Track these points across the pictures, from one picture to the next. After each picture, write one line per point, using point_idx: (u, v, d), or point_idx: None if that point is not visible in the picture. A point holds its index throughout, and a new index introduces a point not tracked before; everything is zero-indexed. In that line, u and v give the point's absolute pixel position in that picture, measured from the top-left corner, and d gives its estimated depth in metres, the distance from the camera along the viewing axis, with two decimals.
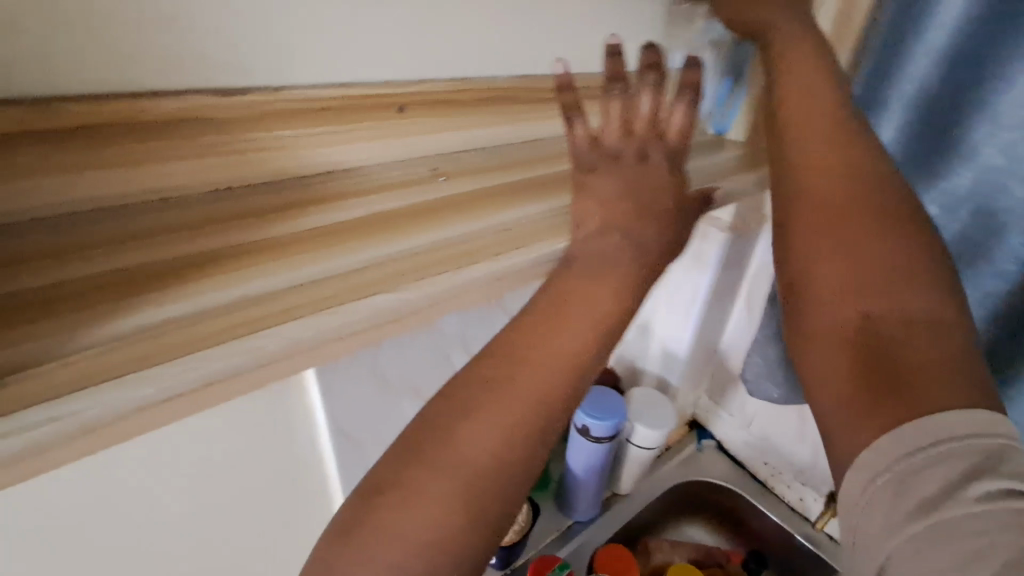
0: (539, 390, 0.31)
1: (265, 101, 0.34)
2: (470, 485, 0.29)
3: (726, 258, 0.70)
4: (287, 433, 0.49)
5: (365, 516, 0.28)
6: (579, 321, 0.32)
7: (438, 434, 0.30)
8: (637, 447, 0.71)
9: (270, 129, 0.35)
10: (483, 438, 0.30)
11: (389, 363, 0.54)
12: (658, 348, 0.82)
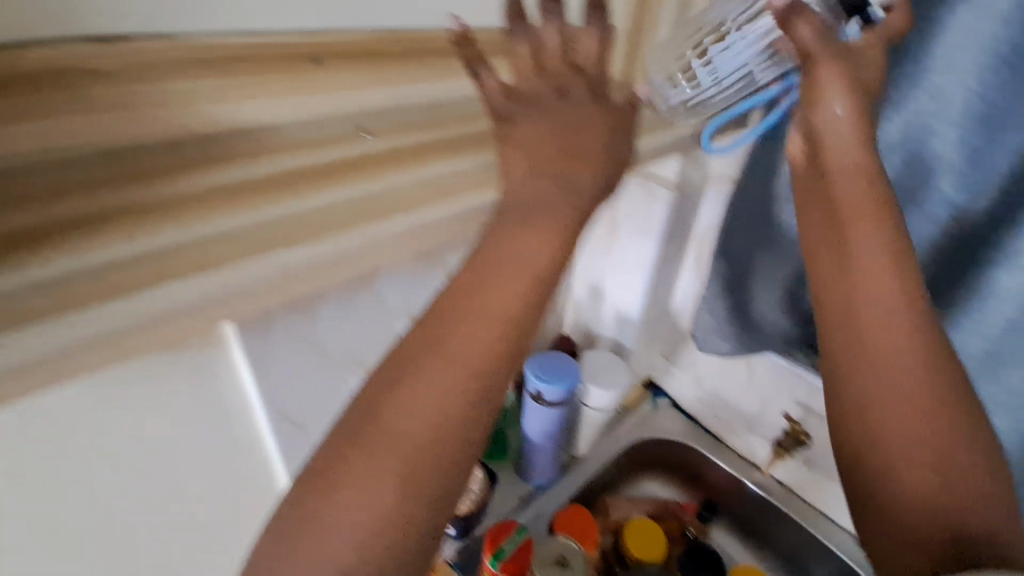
0: (480, 356, 0.30)
1: (156, 48, 0.30)
2: (405, 462, 0.28)
3: (673, 216, 0.70)
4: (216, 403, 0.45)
5: (307, 497, 0.28)
6: (505, 277, 0.31)
7: (371, 414, 0.29)
8: (592, 409, 0.71)
9: (164, 78, 0.31)
10: (417, 412, 0.29)
11: (329, 337, 0.52)
12: (611, 311, 0.82)
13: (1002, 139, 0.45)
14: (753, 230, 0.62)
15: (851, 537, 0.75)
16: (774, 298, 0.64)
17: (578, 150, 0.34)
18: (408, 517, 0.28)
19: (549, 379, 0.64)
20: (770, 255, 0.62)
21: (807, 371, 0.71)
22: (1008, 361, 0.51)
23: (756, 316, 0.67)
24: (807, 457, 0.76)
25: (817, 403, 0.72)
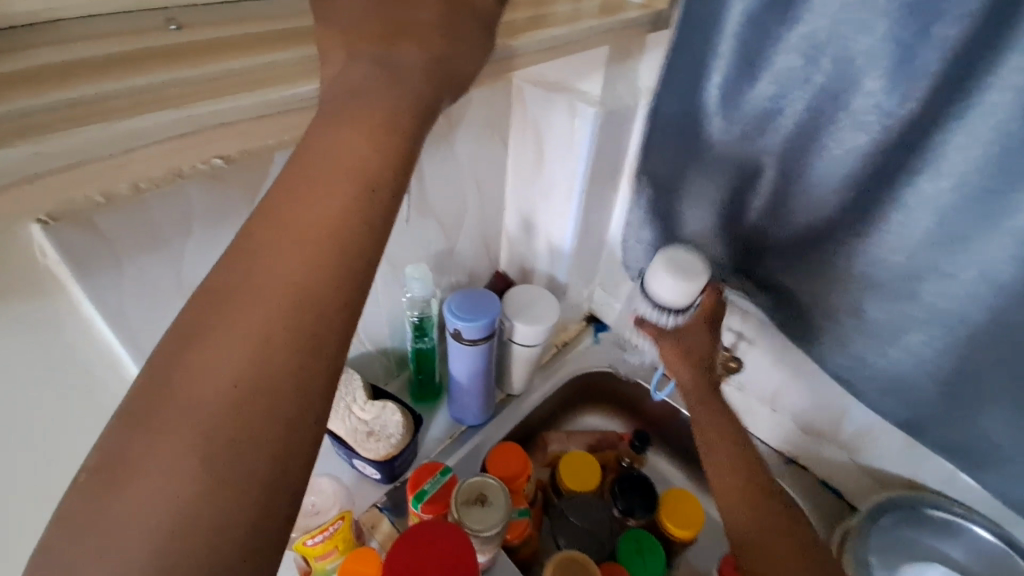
0: (308, 282, 0.27)
1: None
2: (206, 446, 0.24)
3: (600, 137, 0.64)
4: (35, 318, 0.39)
5: (90, 496, 0.23)
6: (331, 199, 0.28)
7: (163, 391, 0.25)
8: (519, 345, 0.69)
9: None
10: (218, 378, 0.25)
11: (198, 275, 0.47)
12: (544, 244, 0.78)
13: (932, 30, 0.41)
14: (683, 143, 0.60)
15: (779, 458, 0.77)
16: (704, 214, 0.63)
17: None
18: (214, 504, 0.24)
19: (468, 316, 0.61)
20: (698, 169, 0.61)
21: (738, 298, 0.68)
22: (927, 279, 0.49)
23: (687, 233, 0.66)
24: (740, 384, 0.76)
25: (750, 330, 0.71)
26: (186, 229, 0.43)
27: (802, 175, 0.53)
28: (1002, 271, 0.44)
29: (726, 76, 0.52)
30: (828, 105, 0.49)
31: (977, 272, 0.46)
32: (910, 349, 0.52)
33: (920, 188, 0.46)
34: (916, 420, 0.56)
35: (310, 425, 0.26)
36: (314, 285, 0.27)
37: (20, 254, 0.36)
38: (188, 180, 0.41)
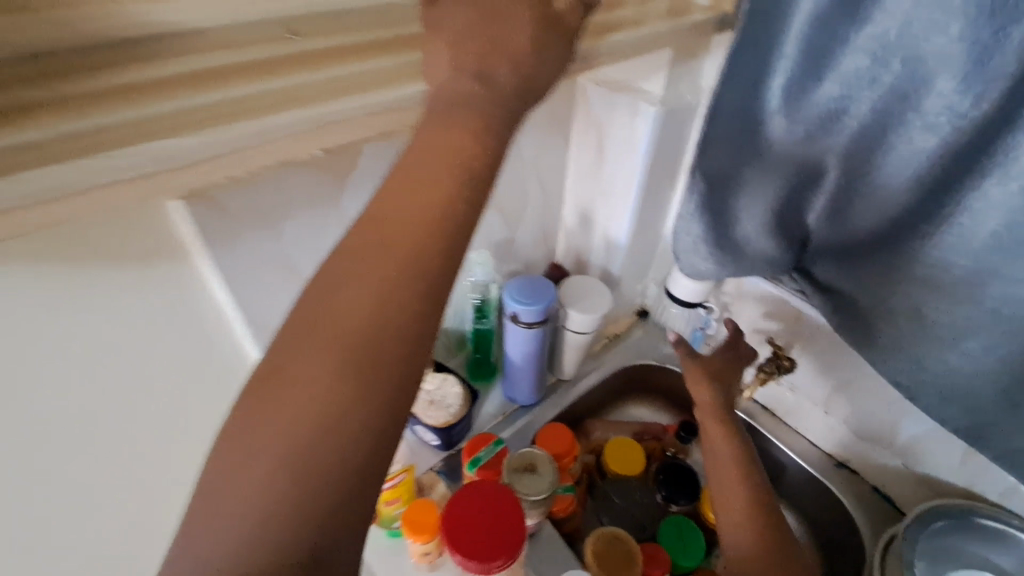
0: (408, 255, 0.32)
1: None
2: (321, 399, 0.29)
3: (660, 135, 0.66)
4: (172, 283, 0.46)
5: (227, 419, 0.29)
6: (421, 185, 0.33)
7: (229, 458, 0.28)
8: (573, 332, 0.72)
9: None
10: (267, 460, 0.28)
11: (295, 251, 0.54)
12: (600, 238, 0.81)
13: (1007, 34, 0.41)
14: (740, 145, 0.60)
15: (830, 461, 0.76)
16: (759, 220, 0.62)
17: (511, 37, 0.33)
18: (324, 446, 0.29)
19: (526, 300, 0.65)
20: (756, 170, 0.60)
21: (795, 296, 0.70)
22: (991, 282, 0.48)
23: (741, 237, 0.65)
24: (793, 385, 0.75)
25: (806, 329, 0.71)
26: (288, 210, 0.51)
27: (866, 177, 0.53)
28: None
29: (789, 77, 0.53)
30: (896, 106, 0.49)
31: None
32: (971, 355, 0.52)
33: (986, 194, 0.46)
34: (973, 429, 0.55)
35: (406, 378, 0.32)
36: (413, 259, 0.32)
37: (168, 224, 0.44)
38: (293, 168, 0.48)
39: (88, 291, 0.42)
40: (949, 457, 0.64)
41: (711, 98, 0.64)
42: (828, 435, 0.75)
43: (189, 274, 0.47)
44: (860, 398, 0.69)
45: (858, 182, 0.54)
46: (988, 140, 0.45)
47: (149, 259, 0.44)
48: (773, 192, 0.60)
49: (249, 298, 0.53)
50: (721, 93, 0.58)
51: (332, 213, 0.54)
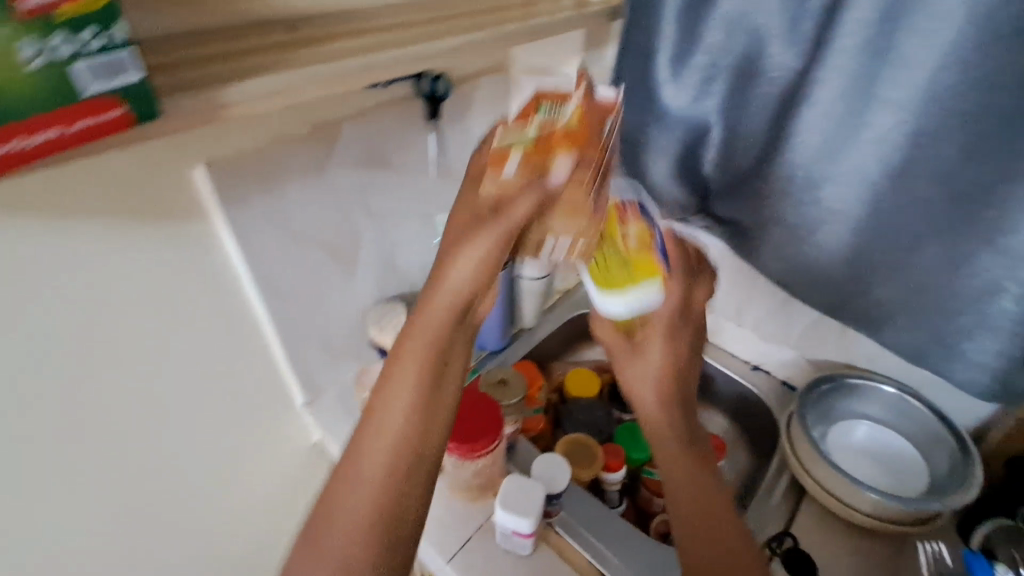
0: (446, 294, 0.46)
1: None
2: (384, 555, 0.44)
3: None
4: (182, 235, 0.58)
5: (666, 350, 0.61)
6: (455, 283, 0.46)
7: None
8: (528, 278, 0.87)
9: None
10: None
11: (292, 214, 0.65)
12: None
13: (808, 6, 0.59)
14: (646, 109, 0.75)
15: (747, 367, 0.92)
16: (667, 166, 0.78)
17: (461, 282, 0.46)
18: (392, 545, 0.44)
19: None
20: (660, 129, 0.76)
21: (702, 233, 0.87)
22: (823, 186, 0.64)
23: (654, 184, 0.81)
24: (712, 308, 0.92)
25: (715, 256, 0.87)
26: (288, 177, 0.63)
27: (740, 129, 0.70)
28: (939, 154, 0.55)
29: (671, 51, 0.70)
30: (749, 67, 0.66)
31: (871, 166, 0.59)
32: (823, 246, 0.67)
33: (873, 123, 0.58)
34: (833, 305, 0.70)
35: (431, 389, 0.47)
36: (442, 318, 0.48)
37: (189, 185, 0.57)
38: (291, 141, 0.61)
39: (119, 238, 0.54)
40: (829, 344, 0.80)
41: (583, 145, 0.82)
42: (746, 344, 0.91)
43: (206, 230, 0.60)
44: (759, 311, 0.86)
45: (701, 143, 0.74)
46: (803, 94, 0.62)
47: (173, 211, 0.57)
48: (763, 120, 0.68)
49: (253, 251, 0.64)
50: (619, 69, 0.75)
51: (320, 180, 0.66)
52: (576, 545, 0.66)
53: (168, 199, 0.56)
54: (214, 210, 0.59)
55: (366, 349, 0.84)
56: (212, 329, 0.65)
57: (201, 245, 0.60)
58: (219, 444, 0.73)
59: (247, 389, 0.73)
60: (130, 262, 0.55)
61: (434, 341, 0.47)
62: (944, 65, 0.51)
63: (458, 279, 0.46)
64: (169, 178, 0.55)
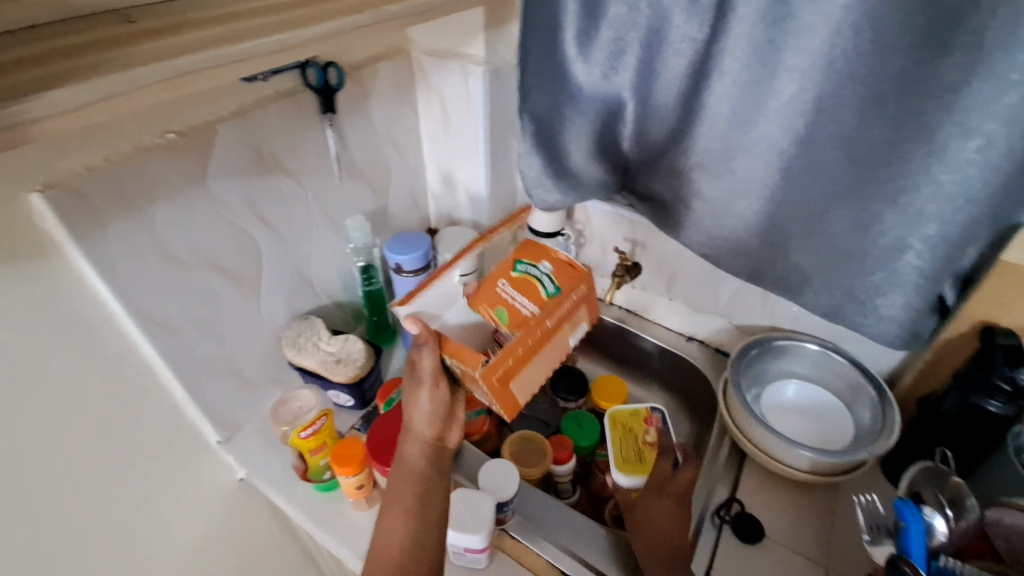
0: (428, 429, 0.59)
1: None
2: None
3: (492, 93, 0.79)
4: (30, 277, 0.49)
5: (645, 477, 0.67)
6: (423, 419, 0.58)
7: None
8: None
9: None
10: None
11: (171, 237, 0.57)
12: (463, 195, 0.91)
13: None
14: (555, 89, 0.72)
15: (682, 338, 0.93)
16: (584, 147, 0.76)
17: (433, 415, 0.58)
18: None
19: (406, 250, 0.74)
20: (574, 110, 0.73)
21: (626, 210, 0.85)
22: (736, 157, 0.64)
23: (573, 165, 0.79)
24: (643, 284, 0.92)
25: (640, 233, 0.87)
26: (157, 194, 0.54)
27: (651, 102, 0.69)
28: (840, 116, 0.56)
29: (576, 27, 0.67)
30: (654, 39, 0.64)
31: (778, 134, 0.60)
32: (742, 217, 0.67)
33: (778, 90, 0.57)
34: (756, 272, 0.71)
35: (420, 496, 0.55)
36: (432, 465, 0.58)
37: (29, 217, 0.47)
38: (154, 152, 0.53)
39: None
40: (754, 309, 0.82)
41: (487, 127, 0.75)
42: (679, 317, 0.92)
43: (61, 268, 0.51)
44: (688, 283, 0.86)
45: (616, 119, 0.73)
46: (698, 109, 0.64)
47: (12, 251, 0.47)
48: (675, 93, 0.67)
49: (127, 285, 0.55)
50: (523, 46, 0.70)
51: (202, 195, 0.58)
52: (532, 548, 0.64)
53: (2, 236, 0.46)
54: (65, 242, 0.50)
55: (286, 374, 0.77)
56: (90, 380, 0.56)
57: (58, 287, 0.51)
58: (120, 507, 0.64)
59: (145, 438, 0.64)
60: None
61: (408, 476, 0.56)
62: (837, 27, 0.52)
63: (418, 424, 0.59)
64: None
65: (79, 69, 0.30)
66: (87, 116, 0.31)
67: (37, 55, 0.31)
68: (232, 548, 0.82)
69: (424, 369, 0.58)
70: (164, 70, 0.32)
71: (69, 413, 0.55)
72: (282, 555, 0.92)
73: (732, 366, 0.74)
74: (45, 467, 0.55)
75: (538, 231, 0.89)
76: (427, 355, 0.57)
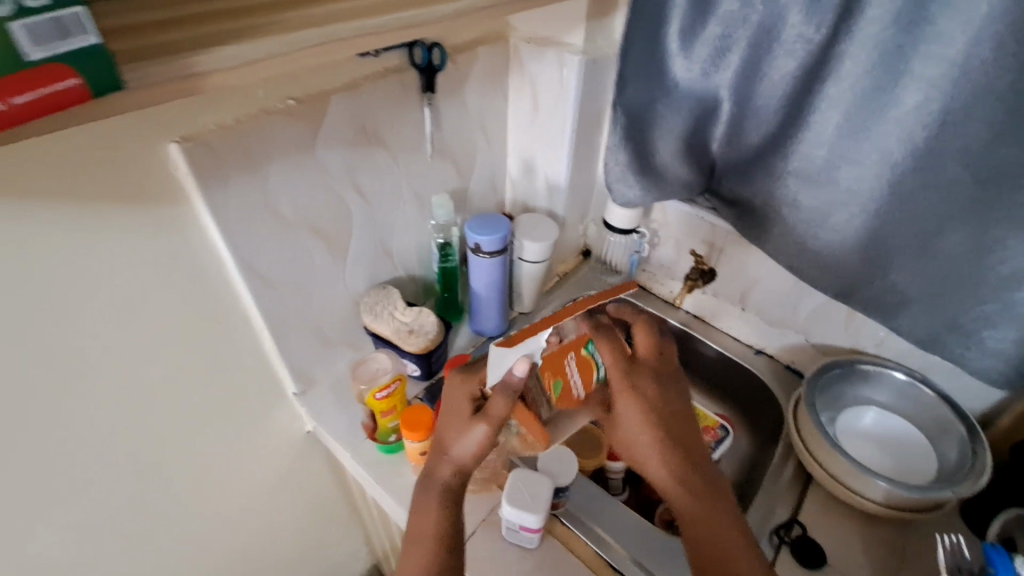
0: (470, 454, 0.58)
1: None
2: None
3: (585, 83, 0.78)
4: (160, 220, 0.54)
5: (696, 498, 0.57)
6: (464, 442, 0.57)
7: None
8: (527, 261, 0.83)
9: None
10: None
11: (279, 196, 0.61)
12: (542, 183, 0.91)
13: None
14: (652, 83, 0.71)
15: (750, 350, 0.91)
16: (674, 145, 0.75)
17: (483, 447, 0.56)
18: None
19: (486, 231, 0.75)
20: (668, 106, 0.72)
21: (708, 214, 0.83)
22: (841, 167, 0.61)
23: (660, 162, 0.78)
24: (715, 291, 0.90)
25: (720, 238, 0.85)
26: (272, 155, 0.58)
27: (752, 104, 0.66)
28: (967, 132, 0.52)
29: (683, 21, 0.65)
30: (765, 38, 0.62)
31: (893, 145, 0.57)
32: (838, 230, 0.64)
33: (900, 99, 0.54)
34: (846, 290, 0.68)
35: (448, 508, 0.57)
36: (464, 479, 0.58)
37: (165, 165, 0.52)
38: (275, 116, 0.57)
39: (91, 224, 0.49)
40: (836, 328, 0.78)
41: (577, 117, 0.75)
42: (751, 328, 0.89)
43: (186, 214, 0.55)
44: (765, 294, 0.83)
45: (712, 119, 0.71)
46: (811, 106, 0.61)
47: (148, 194, 0.52)
48: (778, 95, 0.63)
49: (238, 236, 0.59)
50: (626, 39, 0.70)
51: (309, 160, 0.62)
52: (582, 537, 0.64)
53: (143, 180, 0.51)
54: (192, 191, 0.54)
55: (360, 338, 0.80)
56: (196, 321, 0.61)
57: (182, 231, 0.56)
58: (205, 439, 0.70)
59: (233, 381, 0.69)
60: (104, 251, 0.51)
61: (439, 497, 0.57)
62: (977, 35, 0.48)
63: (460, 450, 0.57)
64: (142, 158, 0.50)
65: (248, 31, 0.33)
66: (254, 76, 0.34)
67: (212, 11, 0.34)
68: (290, 494, 0.87)
69: (492, 413, 0.54)
70: (318, 37, 0.35)
71: (176, 347, 0.61)
72: (332, 507, 0.97)
73: (808, 384, 0.71)
74: (152, 394, 0.61)
75: (614, 226, 0.88)
76: (500, 404, 0.54)
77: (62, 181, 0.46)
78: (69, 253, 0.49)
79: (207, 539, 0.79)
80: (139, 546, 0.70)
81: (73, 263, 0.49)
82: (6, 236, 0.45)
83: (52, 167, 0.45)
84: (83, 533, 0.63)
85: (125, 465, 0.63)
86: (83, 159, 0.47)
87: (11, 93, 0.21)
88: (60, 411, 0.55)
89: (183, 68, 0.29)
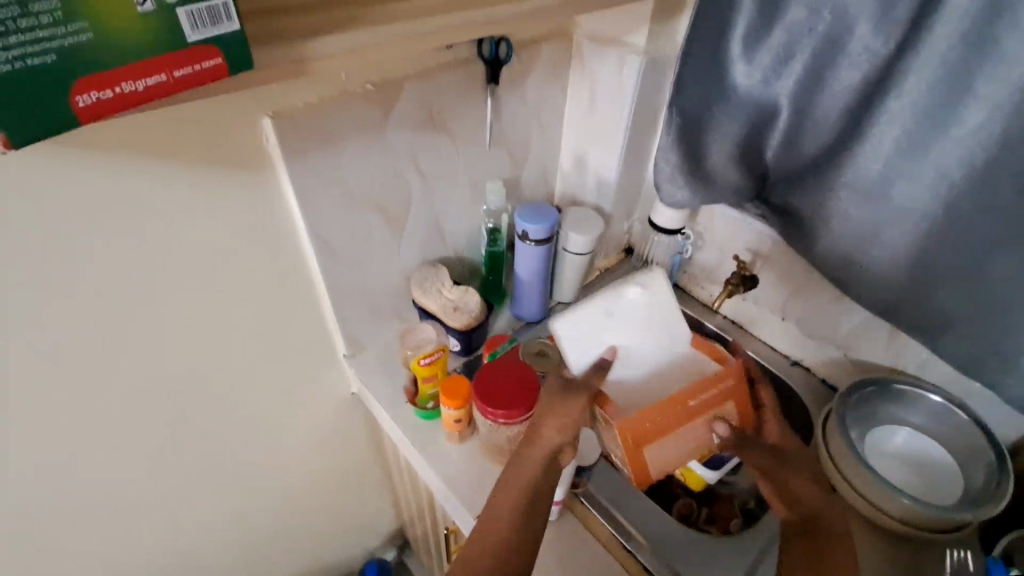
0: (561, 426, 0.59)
1: None
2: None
3: (644, 84, 0.80)
4: (247, 185, 0.60)
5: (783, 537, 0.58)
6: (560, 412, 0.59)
7: None
8: (571, 253, 0.87)
9: None
10: None
11: (349, 171, 0.66)
12: (592, 179, 0.94)
13: None
14: (710, 87, 0.73)
15: (786, 360, 0.91)
16: (728, 150, 0.76)
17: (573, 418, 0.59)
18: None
19: (534, 220, 0.79)
20: (725, 111, 0.73)
21: (756, 220, 0.84)
22: (897, 183, 0.61)
23: (712, 166, 0.78)
24: (756, 298, 0.90)
25: (766, 246, 0.85)
26: (347, 133, 0.64)
27: (810, 114, 0.67)
28: None
29: (746, 27, 0.66)
30: (829, 49, 0.62)
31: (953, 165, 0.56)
32: (886, 245, 0.64)
33: (963, 118, 0.54)
34: (890, 307, 0.68)
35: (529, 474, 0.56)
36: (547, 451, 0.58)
37: (256, 135, 0.58)
38: (353, 97, 0.62)
39: (190, 182, 0.56)
40: (877, 345, 0.77)
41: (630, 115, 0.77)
42: (789, 339, 0.89)
43: (268, 181, 0.62)
44: (807, 305, 0.83)
45: (769, 126, 0.72)
46: (870, 120, 0.61)
47: (239, 160, 0.58)
48: (837, 107, 0.64)
49: (311, 205, 0.65)
50: (687, 42, 0.72)
51: (379, 140, 0.67)
52: (600, 517, 0.67)
53: (237, 148, 0.57)
54: (276, 160, 0.60)
55: (407, 310, 0.86)
56: (267, 278, 0.68)
57: (264, 196, 0.62)
58: (264, 386, 0.77)
59: (293, 337, 0.76)
60: (198, 207, 0.58)
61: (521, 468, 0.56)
62: None
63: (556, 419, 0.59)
64: (237, 128, 0.56)
65: (347, 21, 0.38)
66: (351, 61, 0.39)
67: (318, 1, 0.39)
68: (330, 449, 0.94)
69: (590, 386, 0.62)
70: (407, 30, 0.39)
71: (249, 301, 0.68)
72: (364, 467, 1.04)
73: (840, 397, 0.71)
74: (225, 341, 0.69)
75: (659, 226, 0.90)
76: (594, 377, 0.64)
77: (170, 143, 0.53)
78: (170, 206, 0.56)
79: (254, 479, 0.86)
80: (197, 475, 0.78)
81: (172, 216, 0.56)
82: (125, 188, 0.52)
83: (165, 130, 0.52)
84: (155, 456, 0.72)
85: (196, 400, 0.71)
86: (191, 124, 0.53)
87: (175, 67, 0.28)
88: (150, 345, 0.62)
89: (295, 52, 0.34)
